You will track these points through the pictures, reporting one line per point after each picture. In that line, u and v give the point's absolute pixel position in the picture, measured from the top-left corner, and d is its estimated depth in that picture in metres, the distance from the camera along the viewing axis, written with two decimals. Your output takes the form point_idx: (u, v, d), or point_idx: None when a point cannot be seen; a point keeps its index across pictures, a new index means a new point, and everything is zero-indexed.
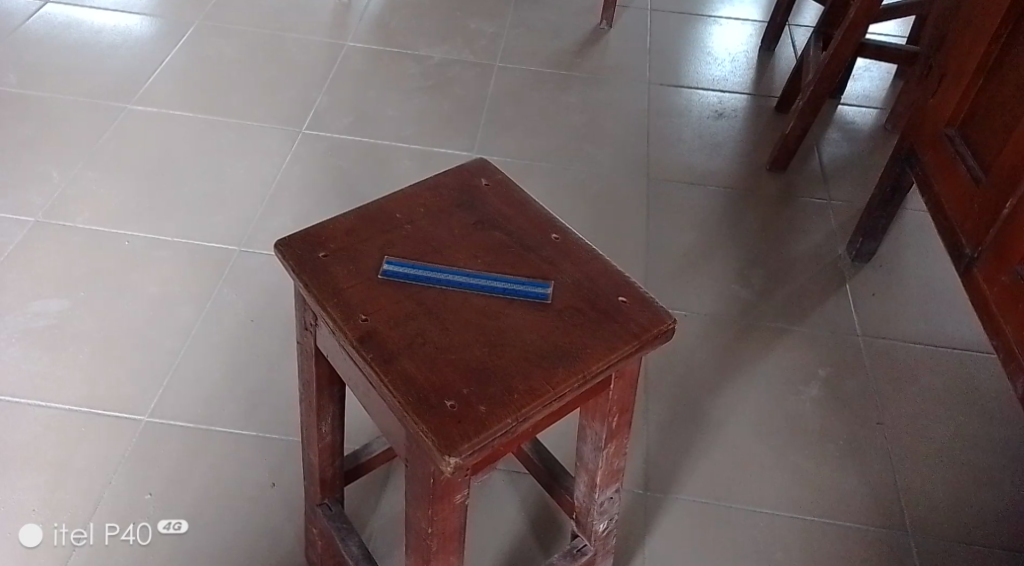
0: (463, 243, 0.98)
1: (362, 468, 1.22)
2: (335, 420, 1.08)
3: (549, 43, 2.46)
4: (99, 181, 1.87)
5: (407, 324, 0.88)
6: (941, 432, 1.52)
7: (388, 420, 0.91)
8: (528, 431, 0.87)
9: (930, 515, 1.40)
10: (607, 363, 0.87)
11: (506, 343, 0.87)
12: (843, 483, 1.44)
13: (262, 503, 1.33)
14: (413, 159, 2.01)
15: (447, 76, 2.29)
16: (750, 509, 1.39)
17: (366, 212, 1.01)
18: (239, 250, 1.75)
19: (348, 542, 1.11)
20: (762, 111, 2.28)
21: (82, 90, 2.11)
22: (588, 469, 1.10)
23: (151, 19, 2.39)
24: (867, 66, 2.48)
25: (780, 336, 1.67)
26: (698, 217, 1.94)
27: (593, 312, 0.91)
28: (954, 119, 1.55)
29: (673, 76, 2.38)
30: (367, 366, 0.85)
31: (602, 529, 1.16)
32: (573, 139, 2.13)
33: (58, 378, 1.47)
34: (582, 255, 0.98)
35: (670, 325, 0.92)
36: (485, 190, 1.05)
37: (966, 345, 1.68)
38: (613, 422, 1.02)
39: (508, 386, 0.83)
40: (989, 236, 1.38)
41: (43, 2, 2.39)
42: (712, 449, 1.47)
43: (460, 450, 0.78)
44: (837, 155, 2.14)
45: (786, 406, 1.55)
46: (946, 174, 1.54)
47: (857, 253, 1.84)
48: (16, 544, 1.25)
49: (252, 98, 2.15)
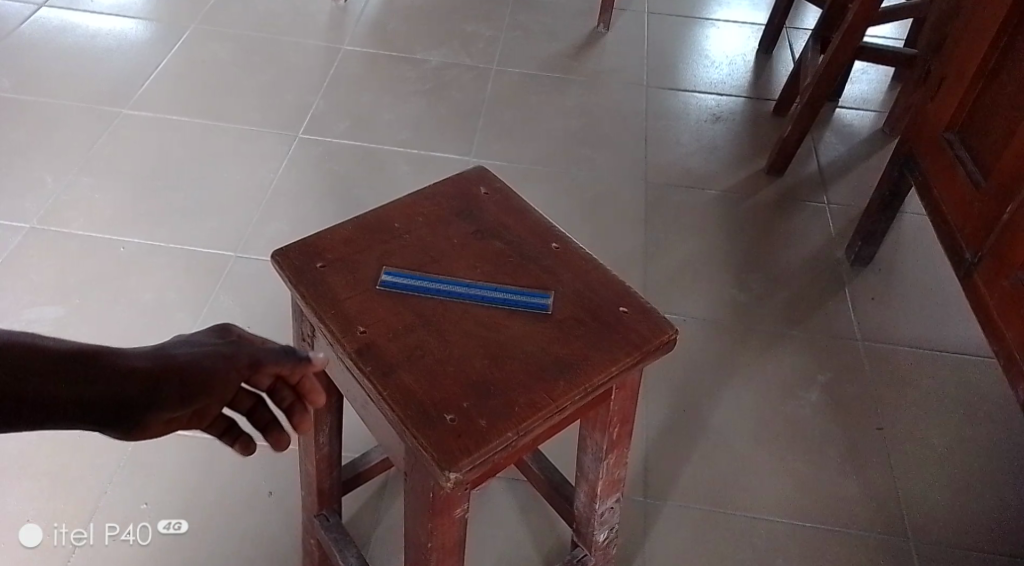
0: (462, 254, 0.97)
1: (360, 477, 1.21)
2: (333, 430, 1.07)
3: (547, 46, 2.45)
4: (93, 187, 1.86)
5: (406, 336, 0.87)
6: (941, 437, 1.52)
7: (387, 434, 0.90)
8: (528, 445, 0.86)
9: (931, 521, 1.39)
10: (607, 376, 0.86)
11: (506, 355, 0.86)
12: (844, 489, 1.43)
13: (260, 512, 1.32)
14: (410, 164, 2.00)
15: (444, 80, 2.28)
16: (750, 516, 1.38)
17: (364, 221, 1.00)
18: (235, 256, 1.73)
19: (346, 553, 1.10)
20: (760, 114, 2.27)
21: (78, 95, 2.10)
22: (588, 479, 1.09)
23: (146, 23, 2.38)
24: (864, 68, 2.47)
25: (779, 340, 1.67)
26: (698, 221, 1.93)
27: (594, 324, 0.91)
28: (953, 122, 1.54)
29: (671, 79, 2.37)
30: (365, 379, 0.84)
31: (601, 539, 1.16)
32: (572, 143, 2.12)
33: None
34: (583, 266, 0.97)
35: (671, 336, 0.91)
36: (485, 199, 1.04)
37: (965, 349, 1.68)
38: (614, 434, 1.01)
39: (508, 400, 0.82)
40: (988, 241, 1.38)
41: (38, 6, 2.37)
42: (712, 454, 1.46)
43: (460, 465, 0.77)
44: (835, 158, 2.14)
45: (786, 411, 1.54)
46: (945, 178, 1.54)
47: (856, 257, 1.83)
48: (16, 544, 1.25)
49: (249, 102, 2.14)
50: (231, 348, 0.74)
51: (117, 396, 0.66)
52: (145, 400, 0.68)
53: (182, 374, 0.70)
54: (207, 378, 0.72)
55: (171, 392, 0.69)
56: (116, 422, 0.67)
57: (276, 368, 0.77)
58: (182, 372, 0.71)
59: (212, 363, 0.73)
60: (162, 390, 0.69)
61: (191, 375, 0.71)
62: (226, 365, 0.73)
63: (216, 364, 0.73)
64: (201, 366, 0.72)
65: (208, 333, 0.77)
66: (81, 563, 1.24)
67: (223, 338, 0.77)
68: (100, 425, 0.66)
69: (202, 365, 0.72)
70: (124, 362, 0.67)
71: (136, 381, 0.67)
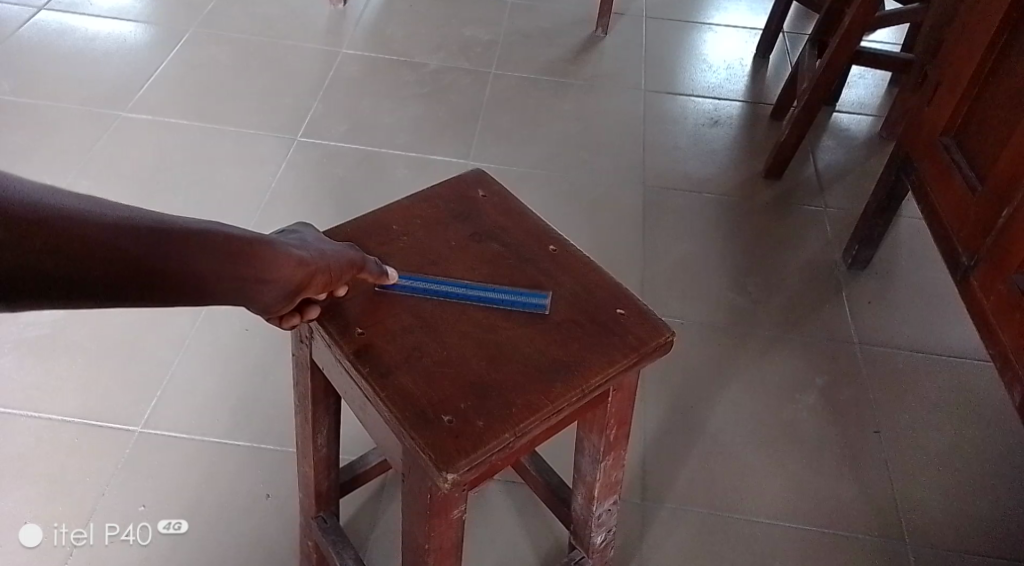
0: (460, 257, 0.97)
1: (358, 479, 1.21)
2: (331, 433, 1.07)
3: (545, 50, 2.46)
4: (92, 189, 1.86)
5: (404, 338, 0.87)
6: (939, 440, 1.52)
7: (385, 436, 0.90)
8: (525, 447, 0.86)
9: (929, 524, 1.40)
10: (604, 378, 0.86)
11: (504, 356, 0.87)
12: (842, 492, 1.43)
13: (259, 514, 1.32)
14: (408, 167, 2.01)
15: (443, 84, 2.28)
16: (748, 518, 1.38)
17: (362, 224, 1.00)
18: None
19: (344, 555, 1.10)
20: (758, 118, 2.28)
21: (76, 98, 2.10)
22: (586, 481, 1.10)
23: (145, 26, 2.38)
24: (861, 73, 2.48)
25: (777, 343, 1.67)
26: (696, 225, 1.94)
27: (591, 326, 0.91)
28: (950, 127, 1.54)
29: (669, 84, 2.38)
30: (363, 380, 0.84)
31: (600, 541, 1.16)
32: (571, 146, 2.13)
33: (51, 389, 1.46)
34: (581, 269, 0.97)
35: (668, 339, 0.92)
36: (483, 202, 1.05)
37: (963, 352, 1.68)
38: (611, 436, 1.02)
39: (505, 401, 0.83)
40: (985, 244, 1.38)
41: (37, 10, 2.38)
42: (709, 457, 1.47)
43: (456, 465, 0.77)
44: (832, 162, 2.14)
45: (784, 414, 1.54)
46: (942, 181, 1.54)
47: (854, 260, 1.84)
48: (16, 544, 1.25)
49: (248, 106, 2.14)
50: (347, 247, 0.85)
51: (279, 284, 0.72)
52: (296, 280, 0.75)
53: (327, 267, 0.80)
54: (338, 269, 0.81)
55: (321, 276, 0.79)
56: (268, 304, 0.74)
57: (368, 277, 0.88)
58: (326, 265, 0.80)
59: (342, 260, 0.82)
60: (312, 271, 0.77)
61: (328, 263, 0.80)
62: (349, 265, 0.84)
63: (346, 258, 0.83)
64: (333, 259, 0.81)
65: (310, 232, 0.85)
66: (81, 563, 1.24)
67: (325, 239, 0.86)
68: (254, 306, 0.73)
69: (334, 258, 0.81)
70: (282, 246, 0.73)
71: (297, 267, 0.74)
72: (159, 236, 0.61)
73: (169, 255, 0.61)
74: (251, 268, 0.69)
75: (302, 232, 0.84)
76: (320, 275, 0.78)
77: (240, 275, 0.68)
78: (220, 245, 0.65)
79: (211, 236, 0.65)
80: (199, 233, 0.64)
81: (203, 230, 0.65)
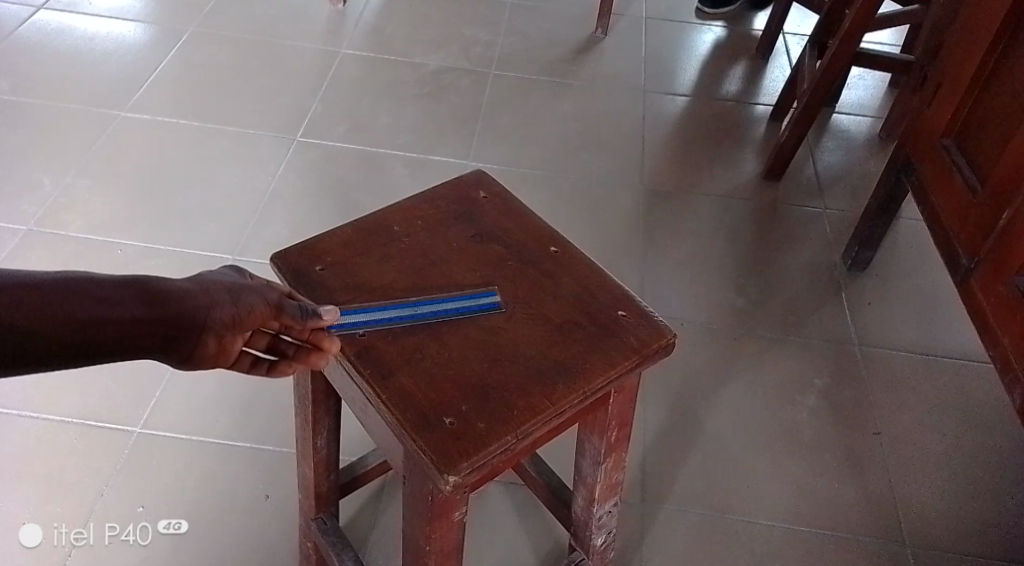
0: (460, 259, 0.97)
1: (357, 481, 1.21)
2: (331, 434, 1.07)
3: (545, 51, 2.46)
4: (91, 190, 1.86)
5: (405, 339, 0.87)
6: (938, 442, 1.52)
7: (387, 438, 0.90)
8: (527, 449, 0.86)
9: (929, 527, 1.40)
10: (606, 380, 0.86)
11: (505, 357, 0.87)
12: (842, 494, 1.43)
13: (259, 515, 1.32)
14: (408, 167, 2.01)
15: (442, 84, 2.28)
16: (748, 521, 1.38)
17: (363, 225, 1.00)
18: (233, 259, 1.74)
19: (343, 557, 1.10)
20: (758, 119, 2.28)
21: (75, 98, 2.09)
22: (586, 483, 1.09)
23: (145, 26, 2.38)
24: (861, 74, 2.48)
25: (776, 345, 1.67)
26: (696, 226, 1.93)
27: (592, 327, 0.91)
28: (950, 129, 1.54)
29: (669, 84, 2.38)
30: (364, 382, 0.84)
31: (600, 543, 1.16)
32: (570, 147, 2.13)
33: (50, 389, 1.46)
34: (582, 270, 0.97)
35: (670, 340, 0.92)
36: (484, 203, 1.04)
37: (962, 354, 1.68)
38: (612, 437, 1.02)
39: (507, 403, 0.83)
40: (985, 246, 1.38)
41: (35, 9, 2.37)
42: (709, 458, 1.47)
43: (458, 468, 0.77)
44: (832, 163, 2.14)
45: (784, 416, 1.54)
46: (942, 183, 1.54)
47: (854, 261, 1.84)
48: (16, 545, 1.25)
49: (247, 106, 2.14)
50: (265, 281, 0.77)
51: (170, 325, 0.66)
52: (189, 317, 0.68)
53: (233, 297, 0.72)
54: (247, 302, 0.73)
55: (222, 309, 0.71)
56: (165, 349, 0.67)
57: (291, 324, 0.79)
58: (232, 296, 0.72)
59: (254, 291, 0.74)
60: (205, 306, 0.70)
61: (231, 296, 0.72)
62: (263, 295, 0.75)
63: (258, 291, 0.75)
64: (239, 292, 0.73)
65: (226, 271, 0.77)
66: (81, 563, 1.24)
67: (242, 276, 0.77)
68: (159, 354, 0.67)
69: (238, 292, 0.73)
70: (162, 282, 0.67)
71: (184, 302, 0.68)
72: (8, 290, 0.58)
73: (18, 310, 0.58)
74: (130, 310, 0.63)
75: (220, 272, 0.77)
76: (221, 308, 0.71)
77: (117, 320, 0.63)
78: (91, 293, 0.62)
79: (72, 287, 0.61)
80: (65, 284, 0.61)
81: (74, 282, 0.61)
